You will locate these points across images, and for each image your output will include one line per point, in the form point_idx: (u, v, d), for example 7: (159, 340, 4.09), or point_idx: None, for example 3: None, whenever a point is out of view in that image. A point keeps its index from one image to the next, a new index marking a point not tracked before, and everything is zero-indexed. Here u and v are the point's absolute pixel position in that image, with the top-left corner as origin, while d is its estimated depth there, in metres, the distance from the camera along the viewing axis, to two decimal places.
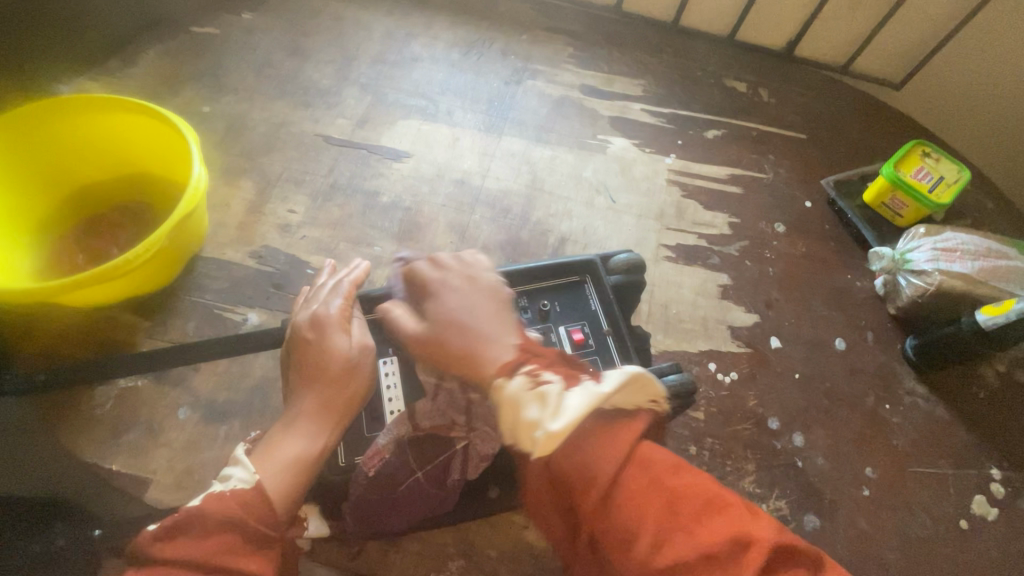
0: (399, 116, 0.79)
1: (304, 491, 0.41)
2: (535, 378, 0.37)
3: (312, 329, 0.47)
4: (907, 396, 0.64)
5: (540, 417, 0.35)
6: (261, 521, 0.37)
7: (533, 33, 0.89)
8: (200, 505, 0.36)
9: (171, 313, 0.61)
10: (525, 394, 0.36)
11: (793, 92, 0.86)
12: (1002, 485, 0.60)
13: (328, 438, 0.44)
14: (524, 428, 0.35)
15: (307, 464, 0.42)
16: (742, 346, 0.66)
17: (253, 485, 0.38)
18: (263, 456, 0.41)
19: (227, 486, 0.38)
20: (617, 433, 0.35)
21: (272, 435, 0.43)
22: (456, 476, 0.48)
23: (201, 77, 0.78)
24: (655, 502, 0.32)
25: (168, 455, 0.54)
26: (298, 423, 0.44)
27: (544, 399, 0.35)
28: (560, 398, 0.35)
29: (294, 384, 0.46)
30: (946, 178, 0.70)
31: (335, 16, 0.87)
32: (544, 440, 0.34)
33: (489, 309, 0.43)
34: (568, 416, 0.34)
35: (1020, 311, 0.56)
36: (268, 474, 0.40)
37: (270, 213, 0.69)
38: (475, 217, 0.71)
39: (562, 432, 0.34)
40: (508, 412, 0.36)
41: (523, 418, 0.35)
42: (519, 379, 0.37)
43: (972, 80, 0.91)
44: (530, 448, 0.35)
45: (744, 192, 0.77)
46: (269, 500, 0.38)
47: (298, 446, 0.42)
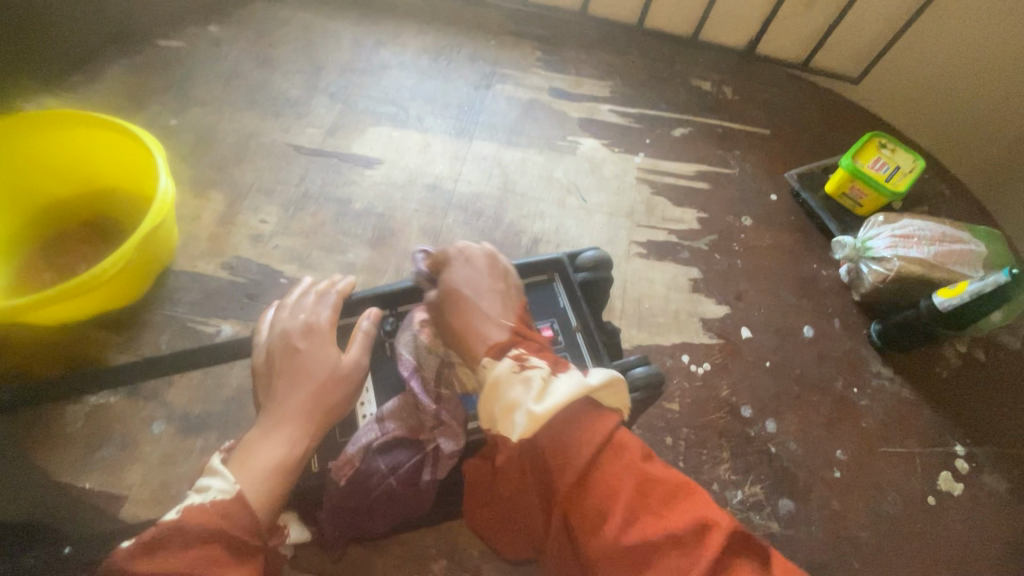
0: (370, 123, 0.79)
1: (285, 497, 0.41)
2: (521, 361, 0.39)
3: (304, 338, 0.47)
4: (873, 379, 0.66)
5: (521, 398, 0.37)
6: (245, 531, 0.37)
7: (501, 38, 0.90)
8: (180, 521, 0.35)
9: (142, 328, 0.60)
10: (511, 376, 0.39)
11: (756, 89, 0.88)
12: (966, 461, 0.62)
13: (308, 443, 0.43)
14: (505, 406, 0.38)
15: (286, 470, 0.41)
16: (714, 337, 0.67)
17: (234, 495, 0.38)
18: (240, 463, 0.40)
19: (206, 496, 0.37)
20: (596, 420, 0.36)
21: (249, 441, 0.42)
22: (427, 478, 0.47)
23: (168, 91, 0.78)
24: (627, 485, 0.34)
25: (143, 470, 0.53)
26: (277, 427, 0.43)
27: (529, 382, 0.38)
28: (544, 383, 0.38)
29: (276, 391, 0.45)
30: (902, 167, 0.73)
31: (302, 26, 0.87)
32: (525, 418, 0.36)
33: (495, 292, 0.46)
34: (552, 398, 0.36)
35: (973, 293, 0.58)
36: (247, 483, 0.39)
37: (242, 224, 0.68)
38: (448, 220, 0.72)
39: (543, 413, 0.36)
40: (493, 390, 0.39)
41: (507, 398, 0.38)
42: (508, 360, 0.40)
43: (925, 73, 0.95)
44: (508, 424, 0.37)
45: (712, 187, 0.79)
46: (251, 508, 0.38)
47: (278, 451, 0.42)
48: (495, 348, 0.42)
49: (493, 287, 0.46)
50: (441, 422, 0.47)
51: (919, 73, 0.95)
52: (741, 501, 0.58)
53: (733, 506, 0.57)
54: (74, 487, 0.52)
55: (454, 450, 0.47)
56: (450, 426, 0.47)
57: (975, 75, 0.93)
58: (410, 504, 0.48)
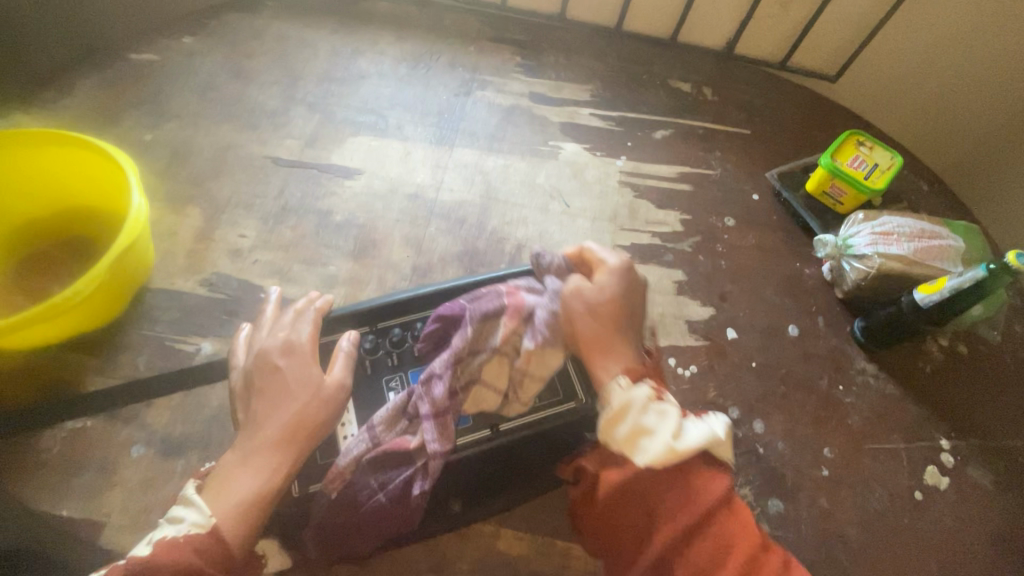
0: (349, 133, 0.78)
1: (260, 523, 0.44)
2: (658, 394, 0.46)
3: (284, 357, 0.50)
4: (858, 376, 0.66)
5: (656, 428, 0.44)
6: (216, 565, 0.41)
7: (480, 44, 0.90)
8: (153, 557, 0.40)
9: (119, 349, 0.59)
10: (647, 405, 0.45)
11: (735, 89, 0.89)
12: (951, 455, 0.62)
13: (284, 469, 0.46)
14: (639, 429, 0.44)
15: (258, 497, 0.44)
16: (700, 339, 0.67)
17: (207, 530, 0.42)
18: (214, 495, 0.44)
19: (178, 533, 0.42)
20: (715, 475, 0.44)
21: (228, 467, 0.45)
22: (417, 492, 0.46)
23: (142, 105, 0.76)
24: (743, 544, 0.42)
25: (123, 496, 0.52)
26: (254, 454, 0.46)
27: (664, 416, 0.45)
28: (679, 423, 0.45)
29: (257, 412, 0.47)
30: (880, 164, 0.73)
31: (279, 37, 0.86)
32: (663, 449, 0.43)
33: (636, 317, 0.52)
34: (687, 439, 0.44)
35: (951, 289, 0.58)
36: (221, 515, 0.43)
37: (220, 239, 0.67)
38: (430, 230, 0.71)
39: (680, 450, 0.43)
40: (628, 410, 0.45)
41: (643, 422, 0.44)
42: (647, 389, 0.46)
43: (900, 69, 0.96)
44: (636, 445, 0.44)
45: (694, 189, 0.79)
46: (223, 542, 0.42)
47: (254, 481, 0.44)
48: (632, 372, 0.48)
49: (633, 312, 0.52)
50: (445, 419, 0.48)
51: (894, 70, 0.96)
52: None
53: None
54: (52, 515, 0.51)
55: (439, 450, 0.47)
56: (448, 426, 0.48)
57: (950, 70, 0.94)
58: (399, 520, 0.47)
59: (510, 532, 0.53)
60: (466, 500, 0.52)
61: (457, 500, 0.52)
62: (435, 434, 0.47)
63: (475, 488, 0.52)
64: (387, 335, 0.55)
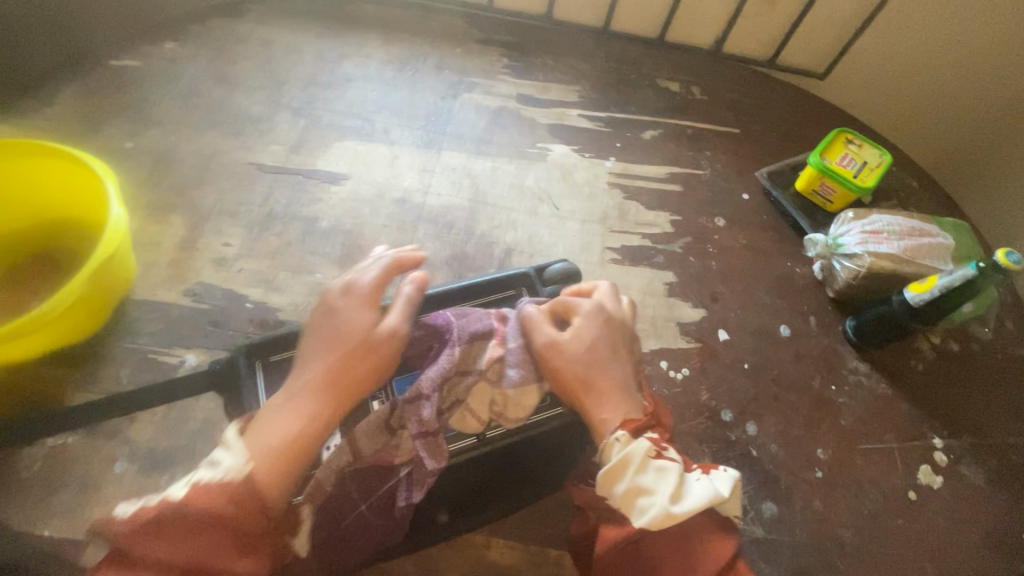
0: (335, 138, 0.77)
1: (298, 472, 0.41)
2: (657, 449, 0.43)
3: (344, 298, 0.47)
4: (851, 376, 0.66)
5: (654, 488, 0.41)
6: (250, 517, 0.38)
7: (467, 46, 0.89)
8: (186, 502, 0.38)
9: (101, 362, 0.58)
10: (644, 461, 0.42)
11: (724, 88, 0.88)
12: (944, 453, 0.62)
13: (321, 420, 0.43)
14: (635, 489, 0.41)
15: (293, 446, 0.41)
16: (691, 341, 0.67)
17: (242, 477, 0.39)
18: (252, 439, 0.41)
19: (212, 478, 0.39)
20: (719, 539, 0.41)
21: (268, 410, 0.43)
22: (401, 503, 0.45)
23: (123, 113, 0.75)
24: None
25: (106, 513, 0.51)
26: (293, 400, 0.43)
27: (662, 474, 0.42)
28: (678, 481, 0.41)
29: (310, 353, 0.45)
30: (869, 162, 0.73)
31: (263, 41, 0.85)
32: (659, 513, 0.40)
33: (624, 355, 0.48)
34: (685, 501, 0.40)
35: (942, 288, 0.58)
36: (257, 461, 0.40)
37: (204, 248, 0.66)
38: (418, 235, 0.70)
39: (677, 514, 0.40)
40: (623, 468, 0.42)
41: (639, 481, 0.41)
42: (645, 443, 0.43)
43: (888, 66, 0.96)
44: (633, 506, 0.41)
45: (684, 189, 0.79)
46: (256, 493, 0.39)
47: (291, 427, 0.41)
48: (632, 423, 0.44)
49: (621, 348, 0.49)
50: (436, 438, 0.45)
51: (882, 67, 0.96)
52: None
53: None
54: (33, 535, 0.50)
55: (436, 468, 0.44)
56: (440, 445, 0.45)
57: (941, 66, 0.93)
58: (385, 532, 0.47)
59: (502, 541, 0.53)
60: (456, 513, 0.52)
61: (445, 512, 0.51)
62: (427, 454, 0.44)
63: (462, 498, 0.52)
64: None
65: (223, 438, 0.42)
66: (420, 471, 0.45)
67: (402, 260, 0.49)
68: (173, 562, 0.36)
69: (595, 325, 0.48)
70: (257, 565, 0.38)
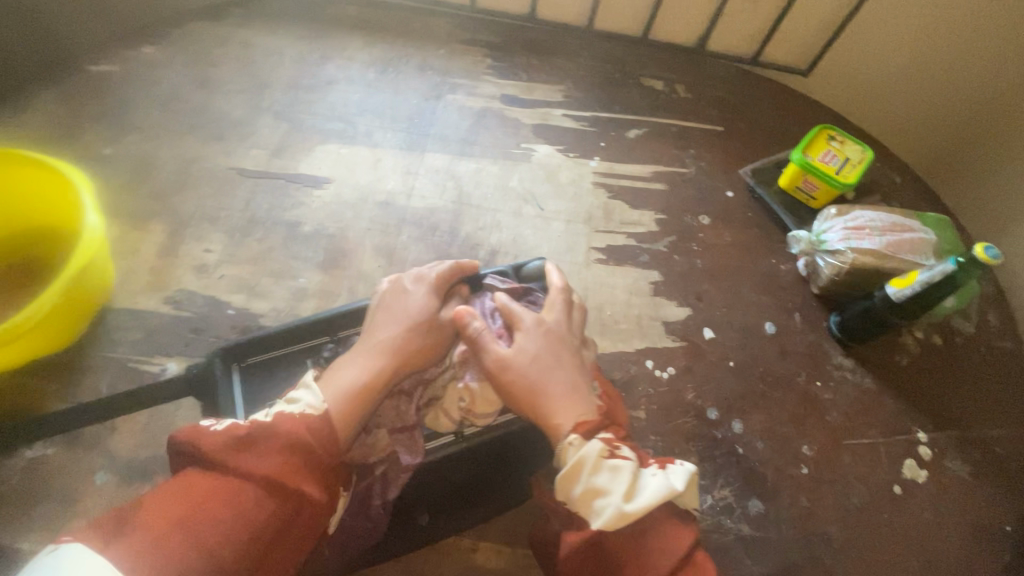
0: (317, 141, 0.77)
1: (362, 417, 0.42)
2: (610, 448, 0.42)
3: (414, 284, 0.50)
4: (836, 372, 0.66)
5: (610, 488, 0.40)
6: (325, 447, 0.39)
7: (450, 47, 0.88)
8: (274, 422, 0.38)
9: (80, 373, 0.57)
10: (598, 463, 0.41)
11: (708, 86, 0.88)
12: (929, 447, 0.62)
13: (387, 379, 0.45)
14: (591, 490, 0.40)
15: (366, 394, 0.43)
16: (677, 340, 0.67)
17: (321, 411, 0.40)
18: (327, 382, 0.43)
19: (296, 409, 0.40)
20: (679, 531, 0.40)
21: (338, 362, 0.45)
22: (377, 502, 0.47)
23: (101, 118, 0.74)
24: None
25: (86, 525, 0.50)
26: (367, 356, 0.45)
27: (617, 473, 0.41)
28: (633, 478, 0.41)
29: (378, 325, 0.48)
30: (852, 158, 0.73)
31: (243, 44, 0.84)
32: (614, 514, 0.39)
33: (572, 361, 0.47)
34: (640, 499, 0.39)
35: (923, 282, 0.58)
36: (335, 401, 0.41)
37: (185, 255, 0.66)
38: (401, 238, 0.70)
39: (633, 513, 0.39)
40: (577, 471, 0.41)
41: (594, 483, 0.40)
42: (598, 443, 0.42)
43: (869, 61, 0.96)
44: (590, 509, 0.40)
45: (668, 188, 0.79)
46: (332, 428, 0.40)
47: (356, 375, 0.44)
48: (584, 426, 0.43)
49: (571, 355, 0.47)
50: (414, 433, 0.47)
51: (863, 62, 0.97)
52: (711, 505, 0.57)
53: (703, 511, 0.57)
54: (11, 549, 0.49)
55: (412, 463, 0.46)
56: (417, 440, 0.47)
57: (920, 61, 0.94)
58: (364, 533, 0.48)
59: (489, 544, 0.53)
60: (439, 514, 0.51)
61: (427, 513, 0.51)
62: (404, 450, 0.46)
63: (444, 499, 0.51)
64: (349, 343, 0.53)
65: (302, 382, 0.43)
66: (395, 469, 0.47)
67: (462, 267, 0.53)
68: (255, 477, 0.36)
69: (542, 335, 0.47)
70: (323, 498, 0.38)
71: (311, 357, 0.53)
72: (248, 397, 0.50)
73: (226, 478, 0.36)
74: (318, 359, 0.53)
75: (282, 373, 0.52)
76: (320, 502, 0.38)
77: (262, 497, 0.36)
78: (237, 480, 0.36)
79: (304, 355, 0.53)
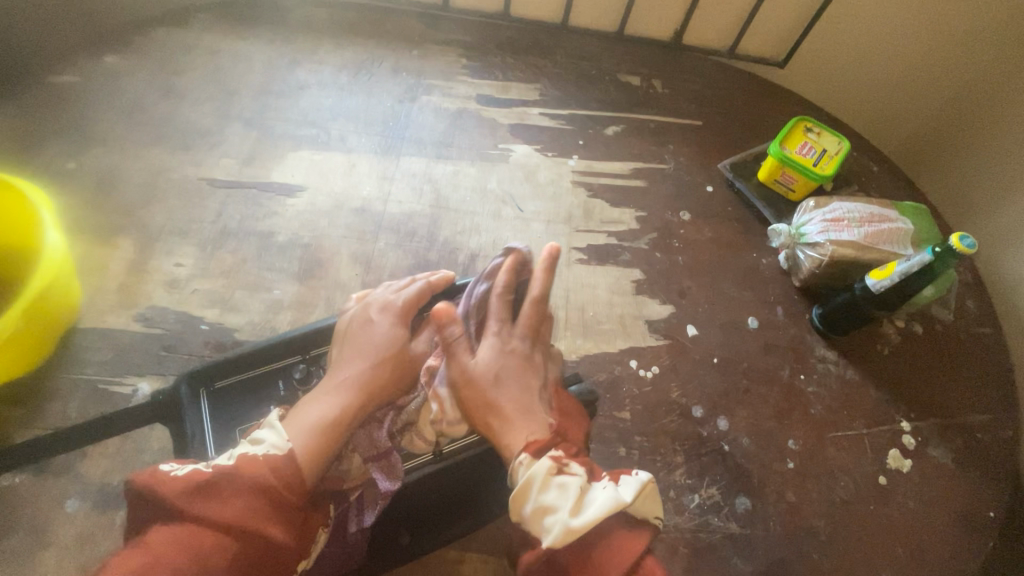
0: (289, 148, 0.75)
1: (329, 452, 0.43)
2: (560, 465, 0.41)
3: (380, 313, 0.52)
4: (819, 364, 0.66)
5: (559, 505, 0.39)
6: (290, 488, 0.39)
7: (423, 47, 0.87)
8: (236, 467, 0.39)
9: (48, 397, 0.55)
10: (547, 479, 0.40)
11: (685, 80, 0.88)
12: (912, 436, 0.63)
13: (356, 414, 0.46)
14: (540, 509, 0.39)
15: (335, 428, 0.44)
16: (661, 338, 0.66)
17: (286, 451, 0.41)
18: (291, 422, 0.43)
19: (260, 450, 0.41)
20: (630, 539, 0.38)
21: (301, 401, 0.46)
22: (353, 528, 0.47)
23: (63, 131, 0.72)
24: None
25: (59, 555, 0.49)
26: (335, 392, 0.46)
27: (566, 489, 0.40)
28: (581, 493, 0.39)
29: (343, 356, 0.49)
30: (829, 150, 0.73)
31: (209, 50, 0.82)
32: (563, 530, 0.37)
33: (531, 380, 0.48)
34: (588, 513, 0.38)
35: (901, 274, 0.59)
36: (299, 440, 0.42)
37: (155, 270, 0.64)
38: (379, 244, 0.69)
39: (581, 528, 0.37)
40: (528, 490, 0.40)
41: (542, 500, 0.39)
42: (547, 460, 0.41)
43: (842, 51, 0.97)
44: (542, 526, 0.39)
45: (648, 184, 0.78)
46: (300, 467, 0.40)
47: (321, 411, 0.45)
48: (536, 444, 0.43)
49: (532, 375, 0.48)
50: (389, 458, 0.47)
51: (836, 52, 0.97)
52: (698, 505, 0.57)
53: (690, 511, 0.56)
54: None
55: (390, 489, 0.46)
56: (394, 464, 0.47)
57: (897, 49, 0.94)
58: (339, 559, 0.48)
59: (475, 556, 0.52)
60: (417, 530, 0.51)
61: (407, 532, 0.51)
62: (382, 476, 0.47)
63: (422, 516, 0.52)
64: (321, 364, 0.53)
65: (266, 421, 0.44)
66: (371, 493, 0.47)
67: (434, 283, 0.54)
68: (219, 521, 0.36)
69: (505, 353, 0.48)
70: (289, 539, 0.38)
71: (282, 379, 0.52)
72: (217, 421, 0.49)
73: (188, 526, 0.36)
74: (289, 379, 0.51)
75: (253, 398, 0.51)
76: (286, 544, 0.38)
77: (227, 543, 0.36)
78: (198, 526, 0.36)
79: (276, 377, 0.52)
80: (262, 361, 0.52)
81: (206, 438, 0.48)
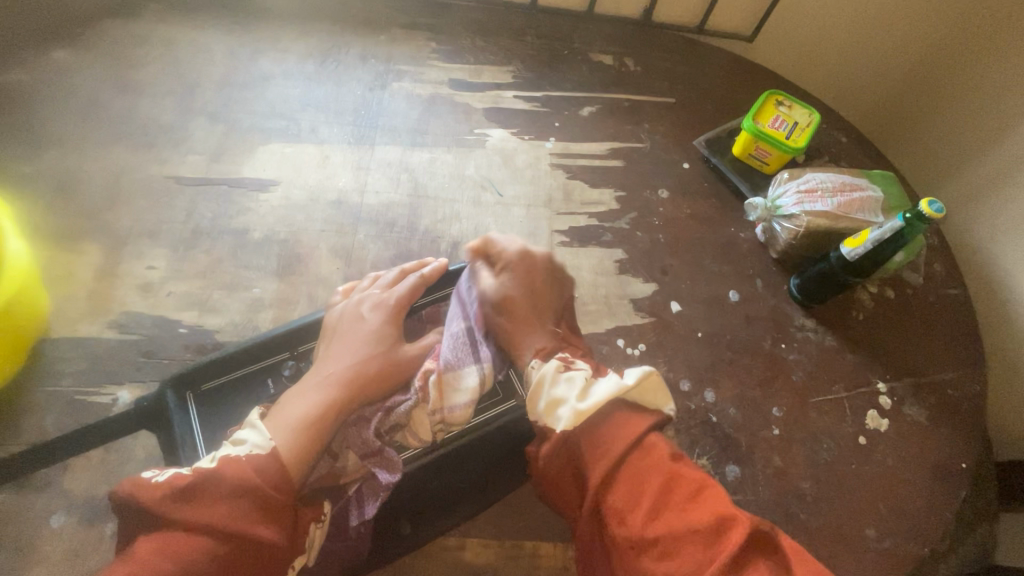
0: (258, 141, 0.73)
1: (315, 448, 0.43)
2: (567, 364, 0.47)
3: (372, 310, 0.51)
4: (798, 333, 0.68)
5: (566, 396, 0.45)
6: (274, 487, 0.39)
7: (391, 32, 0.85)
8: (216, 470, 0.38)
9: (21, 412, 0.53)
10: (557, 377, 0.47)
11: (657, 58, 0.88)
12: (888, 397, 0.65)
13: (339, 409, 0.45)
14: (552, 401, 0.45)
15: (318, 428, 0.43)
16: (646, 317, 0.67)
17: (269, 450, 0.40)
18: (275, 421, 0.43)
19: (242, 451, 0.40)
20: (628, 421, 0.43)
21: (281, 399, 0.45)
22: (355, 522, 0.47)
23: (15, 135, 0.68)
24: (655, 480, 0.40)
25: (46, 572, 0.47)
26: (319, 388, 0.46)
27: (571, 382, 0.46)
28: (586, 384, 0.45)
29: (331, 351, 0.48)
30: (800, 123, 0.75)
31: (166, 41, 0.79)
32: (571, 415, 0.43)
33: (541, 301, 0.55)
34: (591, 400, 0.44)
35: (874, 241, 0.60)
36: (281, 439, 0.42)
37: (126, 274, 0.62)
38: (358, 237, 0.67)
39: (586, 411, 0.43)
40: (539, 388, 0.46)
41: (552, 395, 0.45)
42: (555, 362, 0.48)
43: (805, 29, 0.98)
44: (552, 416, 0.44)
45: (625, 164, 0.78)
46: (283, 465, 0.40)
47: (303, 407, 0.44)
48: (545, 351, 0.50)
49: (539, 286, 0.56)
50: (384, 453, 0.47)
51: (799, 29, 0.98)
52: None
53: None
54: None
55: (390, 481, 0.46)
56: (392, 458, 0.47)
57: (864, 22, 0.96)
58: (347, 554, 0.47)
59: (475, 540, 0.52)
60: (419, 520, 0.50)
61: (408, 522, 0.50)
62: (381, 469, 0.46)
63: (424, 504, 0.50)
64: (311, 358, 0.52)
65: (246, 422, 0.44)
66: (371, 485, 0.47)
67: (426, 277, 0.54)
68: (202, 527, 0.36)
69: (512, 268, 0.55)
70: (280, 537, 0.38)
71: (271, 378, 0.51)
72: (206, 427, 0.48)
73: (173, 534, 0.36)
74: (278, 378, 0.51)
75: (241, 399, 0.50)
76: (277, 541, 0.38)
77: (214, 547, 0.36)
78: (183, 534, 0.36)
79: (264, 376, 0.51)
80: (250, 360, 0.51)
81: (197, 442, 0.47)
